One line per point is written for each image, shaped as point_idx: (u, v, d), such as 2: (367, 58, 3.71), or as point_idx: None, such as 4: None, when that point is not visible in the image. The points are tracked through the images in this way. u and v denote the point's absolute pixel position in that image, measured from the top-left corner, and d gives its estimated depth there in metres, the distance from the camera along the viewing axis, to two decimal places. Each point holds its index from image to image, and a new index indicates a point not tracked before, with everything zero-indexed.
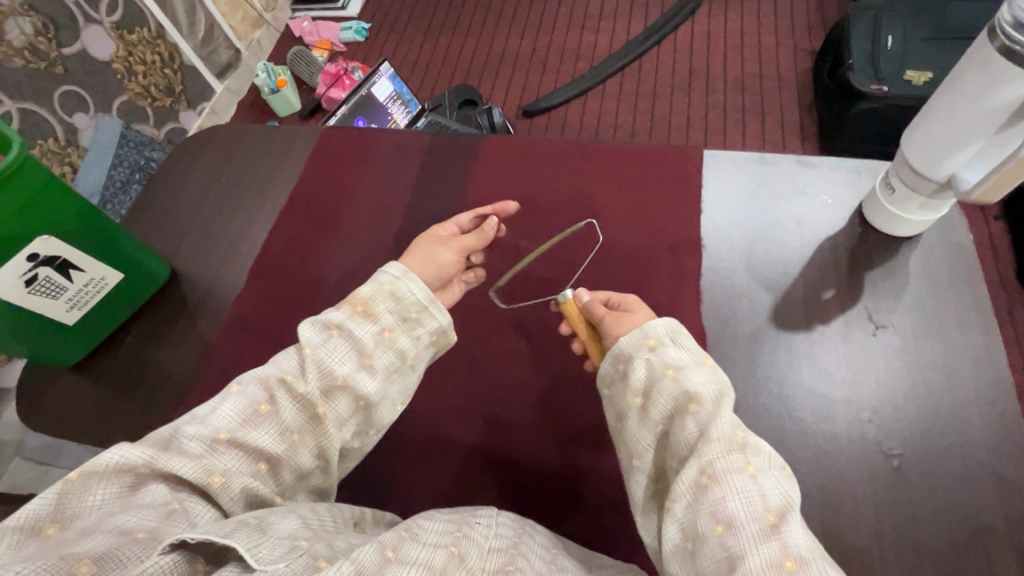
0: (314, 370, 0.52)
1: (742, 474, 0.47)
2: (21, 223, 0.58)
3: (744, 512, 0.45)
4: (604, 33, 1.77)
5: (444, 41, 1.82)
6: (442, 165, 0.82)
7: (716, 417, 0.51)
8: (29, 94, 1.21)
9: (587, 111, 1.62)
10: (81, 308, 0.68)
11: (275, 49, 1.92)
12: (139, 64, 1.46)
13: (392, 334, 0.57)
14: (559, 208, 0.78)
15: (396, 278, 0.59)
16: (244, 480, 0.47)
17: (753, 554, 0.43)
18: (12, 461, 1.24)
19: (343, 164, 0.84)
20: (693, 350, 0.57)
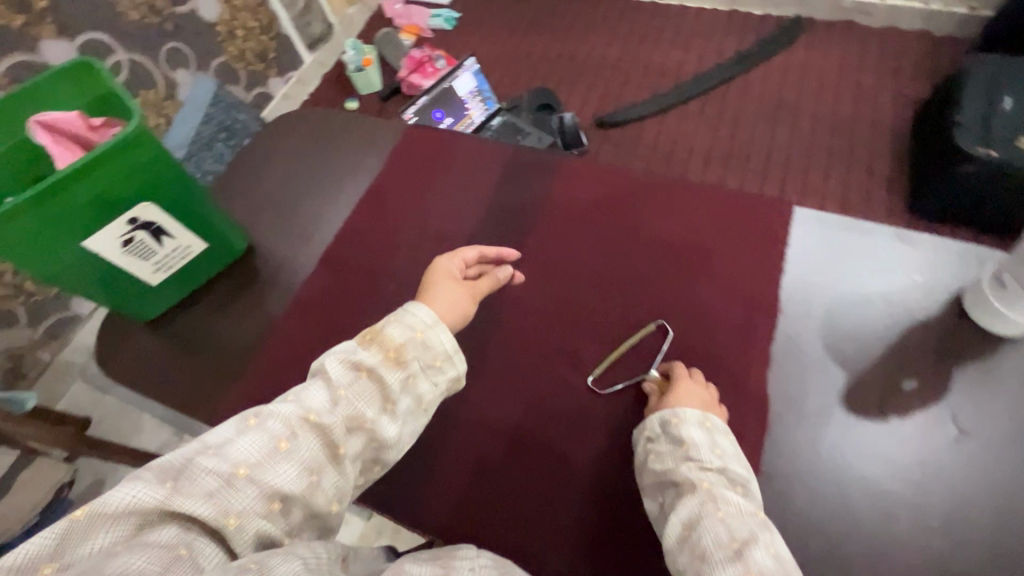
0: (342, 410, 0.56)
1: (714, 522, 0.54)
2: (129, 188, 0.61)
3: (715, 551, 0.53)
4: (694, 52, 1.72)
5: (530, 41, 1.82)
6: (520, 180, 0.82)
7: (687, 484, 0.57)
8: (140, 47, 1.29)
9: (663, 131, 1.58)
10: (166, 271, 0.72)
11: (366, 26, 1.97)
12: (241, 29, 1.53)
13: (416, 382, 0.61)
14: (631, 241, 0.76)
15: (428, 326, 0.63)
16: (257, 522, 0.49)
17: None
18: (74, 382, 1.34)
19: (421, 165, 0.85)
20: (675, 432, 0.61)
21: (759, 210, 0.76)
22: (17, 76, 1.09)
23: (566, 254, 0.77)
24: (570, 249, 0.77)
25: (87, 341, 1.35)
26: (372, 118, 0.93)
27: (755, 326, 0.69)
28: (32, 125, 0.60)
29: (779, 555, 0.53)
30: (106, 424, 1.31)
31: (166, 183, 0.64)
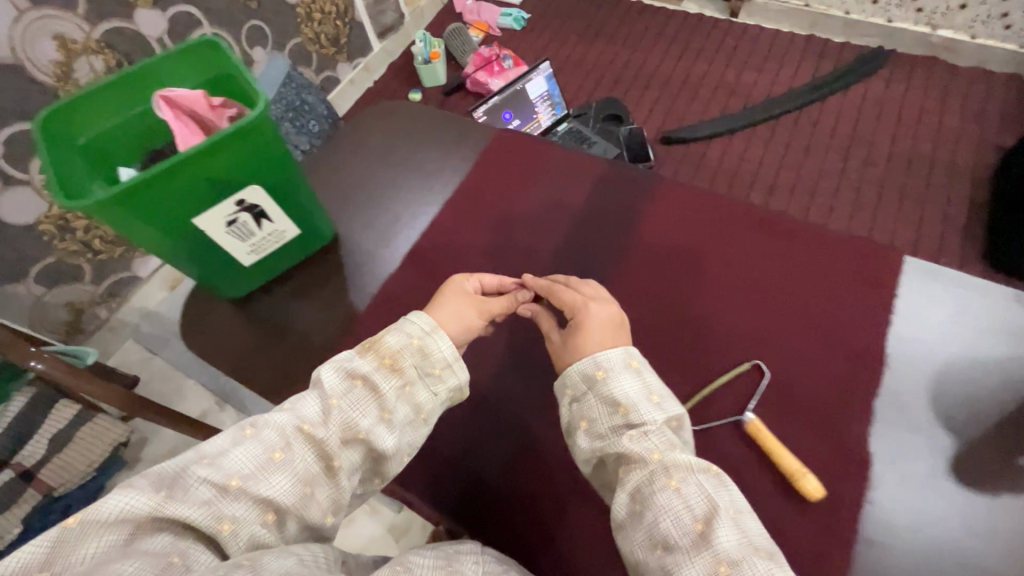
0: (336, 419, 0.58)
1: (666, 491, 0.55)
2: (242, 171, 0.62)
3: (675, 532, 0.54)
4: (767, 75, 1.68)
5: (599, 48, 1.80)
6: (613, 198, 0.81)
7: (631, 450, 0.58)
8: (224, 22, 1.32)
9: (729, 153, 1.54)
10: (258, 253, 0.73)
11: (435, 19, 1.97)
12: (319, 13, 1.55)
13: (412, 390, 0.63)
14: (723, 270, 0.75)
15: (425, 333, 0.65)
16: (251, 529, 0.51)
17: (690, 567, 0.52)
18: (126, 341, 1.38)
19: (511, 170, 0.85)
20: (607, 399, 0.61)
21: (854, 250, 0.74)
22: (111, 42, 1.12)
23: (654, 275, 0.75)
24: (661, 272, 0.76)
25: (143, 303, 1.39)
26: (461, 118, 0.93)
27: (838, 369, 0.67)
28: (157, 99, 0.61)
29: (733, 508, 0.55)
30: (152, 385, 1.35)
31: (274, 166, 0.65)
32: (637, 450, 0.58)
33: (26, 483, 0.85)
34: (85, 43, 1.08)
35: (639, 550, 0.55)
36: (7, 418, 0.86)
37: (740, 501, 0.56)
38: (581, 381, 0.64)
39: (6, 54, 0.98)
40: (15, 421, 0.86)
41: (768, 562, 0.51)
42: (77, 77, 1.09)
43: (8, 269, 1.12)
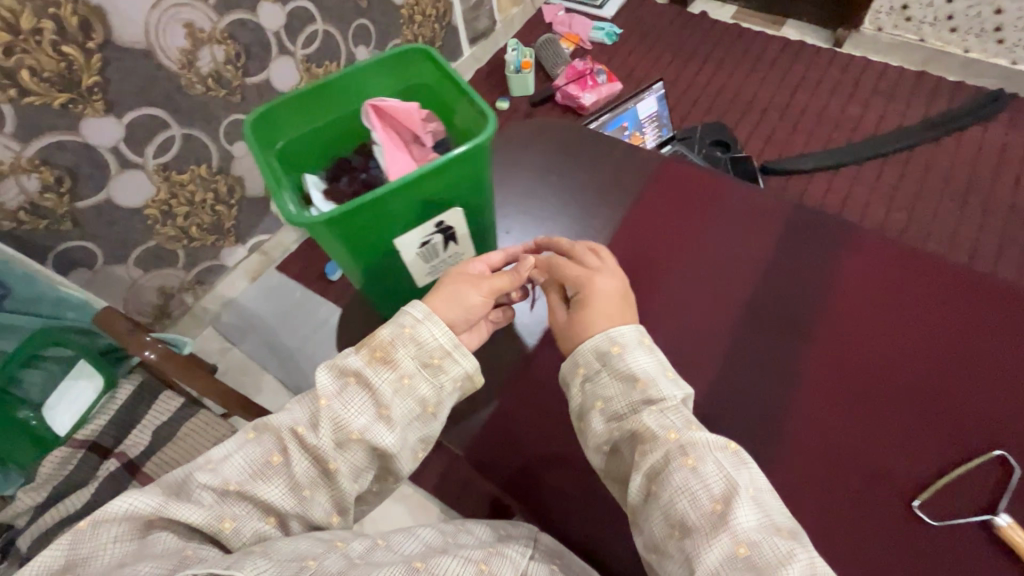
0: (326, 421, 0.55)
1: (683, 471, 0.52)
2: (448, 193, 0.61)
3: (693, 514, 0.50)
4: (875, 109, 1.60)
5: (693, 70, 1.75)
6: (805, 244, 0.72)
7: (648, 429, 0.54)
8: (335, 19, 1.31)
9: (833, 189, 1.47)
10: (433, 274, 0.71)
11: (524, 28, 1.94)
12: (420, 15, 1.54)
13: (412, 383, 0.58)
14: (946, 340, 0.65)
15: (418, 321, 0.59)
16: (254, 526, 0.53)
17: (710, 550, 0.48)
18: (205, 328, 1.38)
19: (684, 203, 0.78)
20: (623, 379, 0.58)
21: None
22: (233, 33, 1.12)
23: (863, 337, 0.66)
24: (872, 334, 0.66)
25: (225, 292, 1.40)
26: (618, 140, 0.87)
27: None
28: (366, 109, 0.61)
29: (753, 486, 0.52)
30: (229, 376, 1.33)
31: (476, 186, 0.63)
32: (652, 432, 0.54)
33: (131, 476, 0.83)
34: (211, 32, 1.08)
35: (656, 537, 0.52)
36: (115, 404, 0.88)
37: (762, 482, 0.52)
38: (592, 361, 0.59)
39: (139, 39, 0.98)
40: (124, 406, 0.88)
41: (791, 544, 0.48)
42: (198, 66, 1.09)
43: (112, 251, 1.11)
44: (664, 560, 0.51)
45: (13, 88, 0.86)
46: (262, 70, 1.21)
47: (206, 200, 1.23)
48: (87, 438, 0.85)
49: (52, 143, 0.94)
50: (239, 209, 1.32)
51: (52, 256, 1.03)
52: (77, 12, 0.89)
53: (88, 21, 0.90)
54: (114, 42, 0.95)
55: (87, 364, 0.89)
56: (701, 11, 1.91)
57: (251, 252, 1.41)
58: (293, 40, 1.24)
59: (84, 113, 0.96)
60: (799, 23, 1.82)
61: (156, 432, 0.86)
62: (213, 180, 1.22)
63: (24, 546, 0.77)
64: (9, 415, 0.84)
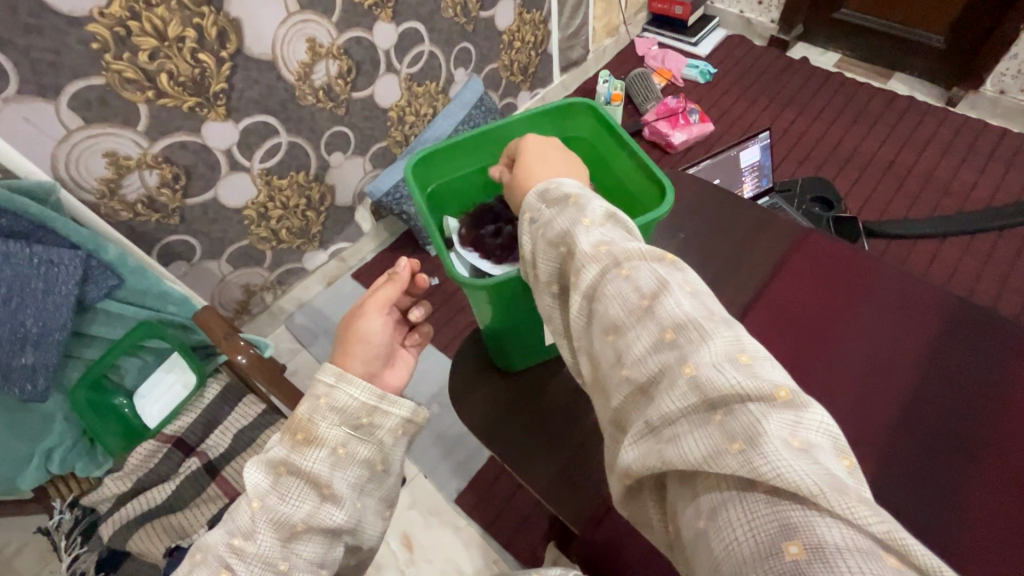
0: (263, 523, 0.51)
1: (615, 278, 0.43)
2: None
3: (618, 311, 0.41)
4: (991, 176, 1.48)
5: (790, 117, 1.68)
6: (966, 346, 0.67)
7: (576, 237, 0.47)
8: (442, 41, 1.33)
9: (938, 258, 1.37)
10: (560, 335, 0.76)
11: (614, 59, 1.92)
12: (520, 42, 1.55)
13: (349, 450, 0.55)
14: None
15: (332, 387, 0.55)
16: None
17: (636, 343, 0.40)
18: (278, 327, 1.42)
19: (834, 284, 0.73)
20: (558, 199, 0.52)
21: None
22: (349, 50, 1.15)
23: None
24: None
25: (301, 295, 1.43)
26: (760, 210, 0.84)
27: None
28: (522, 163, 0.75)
29: (688, 285, 0.42)
30: (297, 378, 1.35)
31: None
32: (580, 249, 0.46)
33: (210, 478, 0.85)
34: (328, 47, 1.11)
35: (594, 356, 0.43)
36: (203, 402, 0.92)
37: (702, 286, 0.43)
38: (539, 203, 0.53)
39: (266, 51, 1.02)
40: (209, 407, 0.91)
41: (723, 326, 0.39)
42: (313, 78, 1.12)
43: (209, 247, 1.15)
44: (613, 390, 0.41)
45: (152, 90, 0.90)
46: (368, 85, 1.23)
47: (299, 205, 1.26)
48: (175, 435, 0.88)
49: (176, 142, 0.98)
50: (327, 216, 1.35)
51: (158, 247, 1.07)
52: (217, 23, 0.92)
53: (225, 31, 0.94)
54: (244, 52, 0.99)
55: (179, 359, 0.93)
56: (802, 57, 1.84)
57: (330, 258, 1.44)
58: (401, 59, 1.26)
59: (208, 117, 1.00)
60: (909, 78, 1.73)
61: (237, 435, 0.88)
62: (308, 187, 1.26)
63: (105, 534, 0.81)
64: (107, 401, 0.89)
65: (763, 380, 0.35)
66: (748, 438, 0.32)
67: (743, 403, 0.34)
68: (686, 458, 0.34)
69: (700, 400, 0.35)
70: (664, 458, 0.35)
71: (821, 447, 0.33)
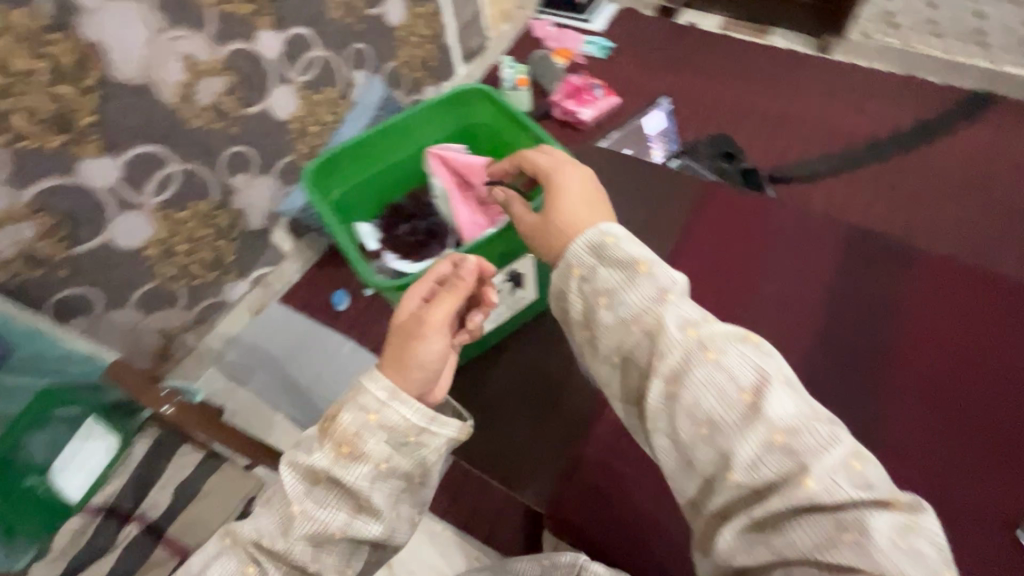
0: (298, 531, 0.56)
1: (705, 366, 0.51)
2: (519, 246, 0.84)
3: (719, 406, 0.49)
4: (867, 113, 1.62)
5: (687, 81, 1.76)
6: (866, 270, 0.74)
7: (666, 324, 0.54)
8: (333, 44, 1.28)
9: (833, 194, 1.49)
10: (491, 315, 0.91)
11: (514, 44, 1.92)
12: (415, 36, 1.51)
13: (389, 466, 0.57)
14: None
15: (383, 404, 0.57)
16: None
17: (747, 445, 0.48)
18: (207, 369, 1.33)
19: (748, 235, 0.77)
20: (624, 265, 0.58)
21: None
22: (232, 64, 1.08)
23: (974, 386, 0.65)
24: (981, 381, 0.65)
25: (228, 330, 1.34)
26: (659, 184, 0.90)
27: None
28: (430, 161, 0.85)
29: (782, 377, 0.50)
30: (238, 418, 1.27)
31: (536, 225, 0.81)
32: (669, 334, 0.53)
33: (154, 541, 0.78)
34: (208, 63, 1.03)
35: (686, 444, 0.51)
36: (133, 461, 0.85)
37: (789, 374, 0.51)
38: (590, 261, 0.60)
39: (137, 75, 0.94)
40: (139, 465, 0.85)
41: (830, 428, 0.47)
42: (197, 98, 1.04)
43: (111, 296, 1.05)
44: (708, 473, 0.49)
45: (6, 132, 0.81)
46: (261, 99, 1.17)
47: (207, 235, 1.18)
48: (106, 503, 0.81)
49: (48, 187, 0.88)
50: (241, 243, 1.27)
51: (48, 305, 0.96)
52: (73, 49, 0.85)
53: (84, 58, 0.86)
54: (111, 79, 0.91)
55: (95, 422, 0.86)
56: (689, 22, 1.92)
57: (253, 287, 1.36)
58: (292, 67, 1.20)
59: (82, 154, 0.91)
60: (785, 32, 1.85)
61: (177, 489, 0.82)
62: (214, 216, 1.17)
63: None
64: (15, 485, 0.79)
65: (876, 491, 0.45)
66: (859, 528, 0.43)
67: (858, 515, 0.43)
68: (796, 548, 0.44)
69: (811, 506, 0.45)
70: (775, 549, 0.45)
71: (926, 551, 0.43)
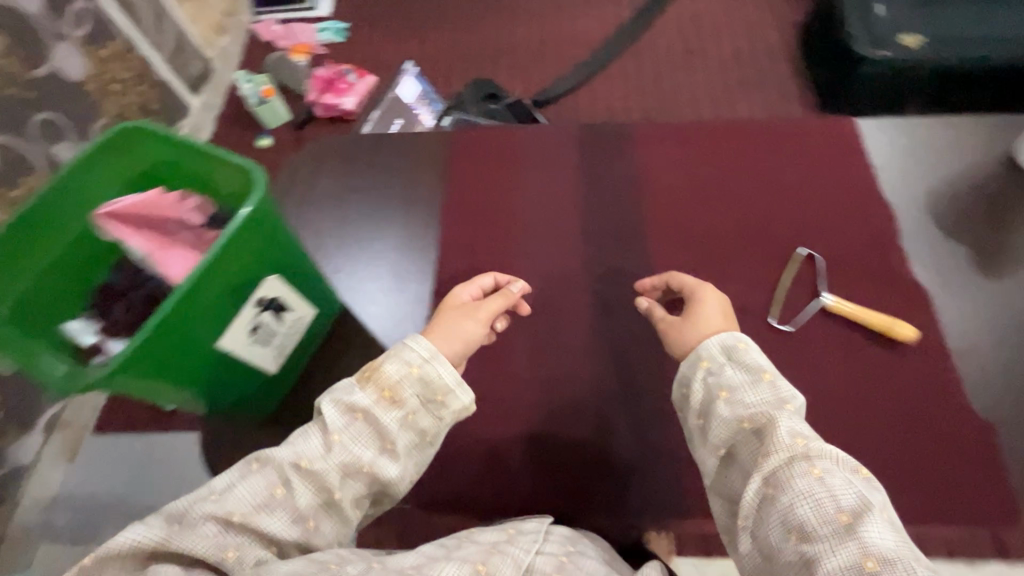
0: (336, 457, 0.51)
1: (807, 476, 0.46)
2: (257, 264, 0.50)
3: (816, 516, 0.44)
4: (594, 16, 1.73)
5: (431, 38, 1.73)
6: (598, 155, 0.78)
7: (777, 434, 0.48)
8: (7, 126, 1.03)
9: (593, 97, 1.59)
10: (279, 357, 0.58)
11: (244, 55, 1.73)
12: (115, 83, 1.30)
13: (415, 417, 0.55)
14: (788, 220, 0.70)
15: (424, 359, 0.55)
16: (255, 555, 0.48)
17: (831, 559, 0.43)
18: (37, 549, 1.04)
19: (495, 174, 0.77)
20: (752, 365, 0.53)
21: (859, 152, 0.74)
22: None
23: None
24: (703, 236, 0.70)
25: (41, 492, 1.05)
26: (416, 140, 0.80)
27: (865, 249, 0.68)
28: (104, 220, 0.53)
29: (885, 509, 0.46)
30: None
31: (279, 261, 0.53)
32: (778, 436, 0.48)
33: None
34: None
35: (766, 535, 0.47)
36: None
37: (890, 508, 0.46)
38: (722, 358, 0.55)
39: None
40: None
41: None
42: None
43: None
44: (771, 561, 0.46)
45: None
46: None
47: None
48: None
49: None
50: None
51: None
52: None
53: None
54: None
55: None
56: None
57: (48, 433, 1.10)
58: None
59: None
60: None
61: None
62: None
63: None
64: None
65: None
66: None
67: None
68: None
69: None
70: None
71: None
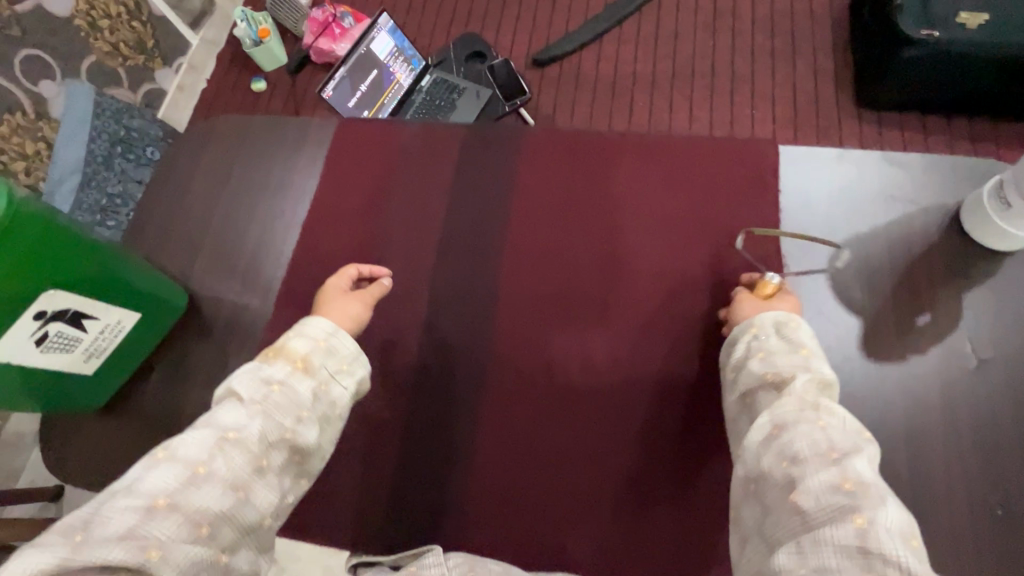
0: (259, 423, 0.37)
1: (812, 420, 0.34)
2: (24, 281, 0.40)
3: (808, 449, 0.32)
4: None
5: None
6: (489, 167, 0.60)
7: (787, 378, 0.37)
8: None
9: None
10: (100, 355, 0.49)
11: None
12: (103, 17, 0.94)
13: (326, 387, 0.42)
14: (665, 260, 0.54)
15: (329, 334, 0.44)
16: (189, 549, 0.31)
17: (811, 482, 0.31)
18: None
19: (360, 176, 0.61)
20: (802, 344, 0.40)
21: (775, 169, 0.55)
22: None
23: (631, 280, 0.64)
24: (557, 264, 0.55)
25: None
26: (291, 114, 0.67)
27: (695, 292, 0.52)
28: None
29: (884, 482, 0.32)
30: None
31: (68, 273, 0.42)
32: (791, 382, 0.37)
33: None
34: None
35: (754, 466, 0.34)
36: None
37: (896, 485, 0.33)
38: (766, 335, 0.42)
39: None
40: None
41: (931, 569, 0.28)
42: None
43: None
44: (752, 497, 0.34)
45: None
46: None
47: None
48: None
49: None
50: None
51: None
52: None
53: None
54: None
55: None
56: None
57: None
58: None
59: None
60: None
61: None
62: None
63: None
64: None
65: None
66: None
67: None
68: None
69: None
70: None
71: None
